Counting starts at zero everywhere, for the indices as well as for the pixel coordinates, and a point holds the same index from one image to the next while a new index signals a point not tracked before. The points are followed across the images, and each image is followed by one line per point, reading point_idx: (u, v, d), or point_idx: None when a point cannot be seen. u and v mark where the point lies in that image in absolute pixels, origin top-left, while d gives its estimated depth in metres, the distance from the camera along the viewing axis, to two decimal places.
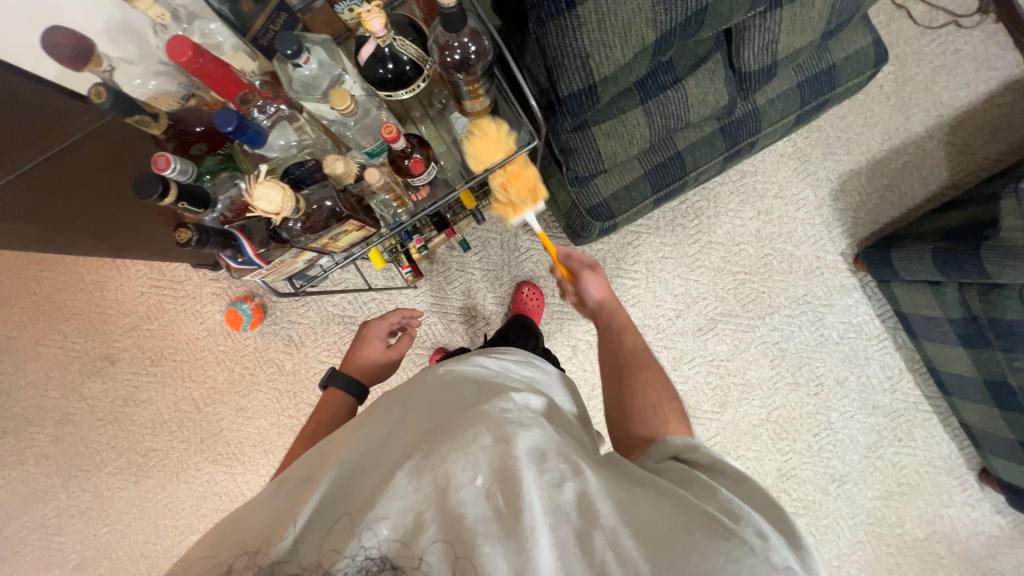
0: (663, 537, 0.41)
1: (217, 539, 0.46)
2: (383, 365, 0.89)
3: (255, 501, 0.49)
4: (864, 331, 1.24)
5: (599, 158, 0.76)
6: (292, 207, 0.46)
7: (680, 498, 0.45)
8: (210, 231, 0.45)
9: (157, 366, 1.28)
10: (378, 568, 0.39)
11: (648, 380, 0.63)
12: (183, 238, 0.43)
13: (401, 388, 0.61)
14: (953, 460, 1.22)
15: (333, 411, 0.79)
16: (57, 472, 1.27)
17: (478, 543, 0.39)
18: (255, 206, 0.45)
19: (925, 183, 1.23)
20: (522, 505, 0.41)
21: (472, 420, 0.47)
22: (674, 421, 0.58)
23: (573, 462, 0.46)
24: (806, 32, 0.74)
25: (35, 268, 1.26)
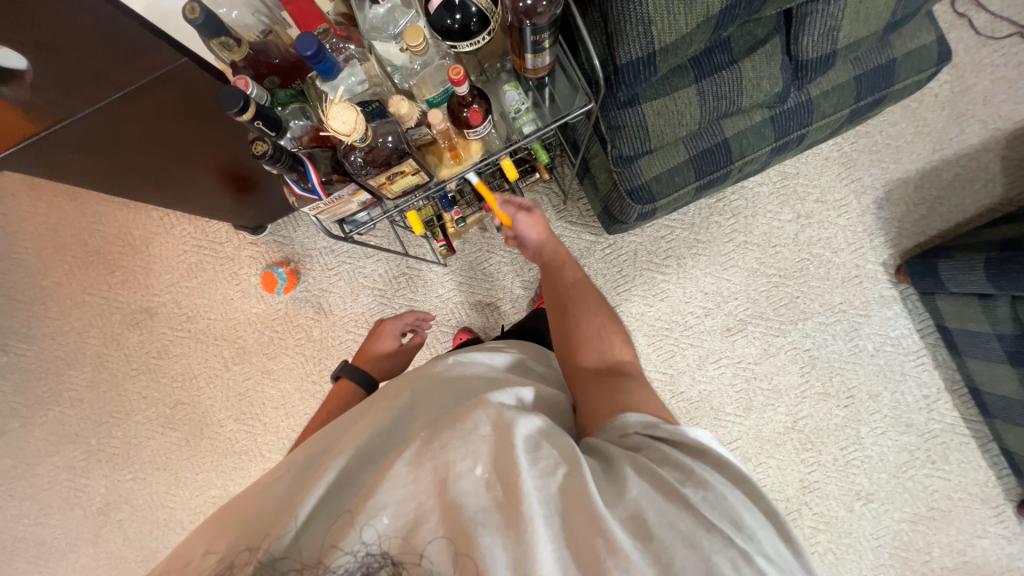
0: (649, 527, 0.40)
1: (219, 524, 0.44)
2: (393, 360, 0.92)
3: (263, 481, 0.48)
4: (901, 345, 1.20)
5: (646, 136, 0.76)
6: (363, 130, 0.47)
7: (657, 481, 0.43)
8: (282, 150, 0.46)
9: (192, 322, 1.32)
10: (379, 564, 0.39)
11: (590, 306, 0.72)
12: (259, 150, 0.44)
13: (403, 377, 0.62)
14: (990, 488, 1.16)
15: (342, 401, 0.79)
16: (90, 417, 1.32)
17: (479, 533, 0.39)
18: (328, 126, 0.47)
19: (978, 197, 1.19)
20: (520, 492, 0.41)
21: (471, 409, 0.48)
22: (618, 342, 0.67)
23: (568, 452, 0.46)
24: (868, 22, 0.73)
25: (90, 220, 1.33)
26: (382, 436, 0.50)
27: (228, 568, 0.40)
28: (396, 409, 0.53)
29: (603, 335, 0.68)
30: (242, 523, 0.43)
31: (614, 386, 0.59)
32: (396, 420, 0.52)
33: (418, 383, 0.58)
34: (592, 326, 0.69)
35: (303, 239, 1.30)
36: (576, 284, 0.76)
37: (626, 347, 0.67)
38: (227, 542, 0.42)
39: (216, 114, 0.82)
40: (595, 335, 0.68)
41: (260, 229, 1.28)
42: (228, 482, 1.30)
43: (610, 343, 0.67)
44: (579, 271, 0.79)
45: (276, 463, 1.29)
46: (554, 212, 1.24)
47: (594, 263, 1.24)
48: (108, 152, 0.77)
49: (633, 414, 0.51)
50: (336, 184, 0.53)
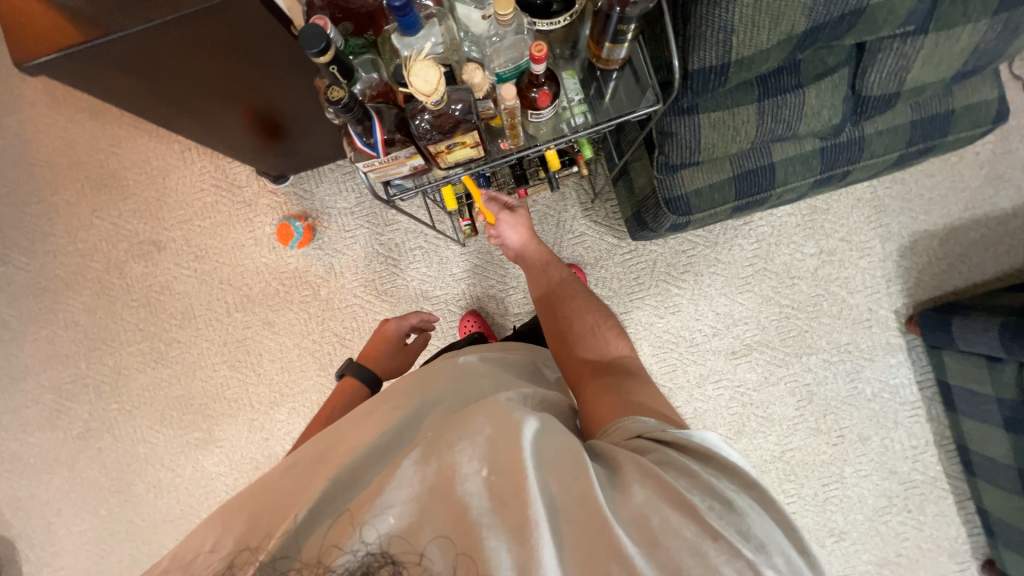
0: (655, 535, 0.40)
1: (226, 515, 0.44)
2: (398, 358, 0.93)
3: (269, 479, 0.48)
4: (899, 394, 1.21)
5: (697, 148, 0.75)
6: (443, 93, 0.45)
7: (665, 488, 0.43)
8: (357, 101, 0.45)
9: (199, 263, 1.30)
10: (378, 563, 0.38)
11: (581, 306, 0.74)
12: (337, 97, 0.43)
13: (412, 378, 0.61)
14: (959, 544, 1.19)
15: (348, 400, 0.81)
16: (82, 340, 1.31)
17: (484, 536, 0.39)
18: (409, 83, 0.45)
19: (999, 261, 1.19)
20: (527, 495, 0.41)
21: (476, 412, 0.48)
22: (611, 335, 0.70)
23: (571, 457, 0.46)
24: (939, 67, 0.72)
25: (110, 143, 1.31)
26: (390, 434, 0.50)
27: (228, 569, 0.40)
28: (404, 408, 0.53)
29: (597, 334, 0.70)
30: (250, 521, 0.43)
31: (617, 385, 0.61)
32: (403, 419, 0.52)
33: (427, 386, 0.58)
34: (588, 323, 0.71)
35: (324, 197, 1.29)
36: (566, 286, 0.79)
37: (620, 340, 0.69)
38: (230, 541, 0.42)
39: (265, 55, 0.79)
40: (587, 335, 0.70)
41: (281, 178, 1.26)
42: (213, 427, 1.29)
43: (604, 338, 0.69)
44: (564, 271, 0.82)
45: (264, 415, 1.28)
46: (581, 208, 1.24)
47: (612, 266, 1.24)
48: (154, 77, 0.76)
49: (637, 418, 0.53)
50: (396, 145, 0.52)
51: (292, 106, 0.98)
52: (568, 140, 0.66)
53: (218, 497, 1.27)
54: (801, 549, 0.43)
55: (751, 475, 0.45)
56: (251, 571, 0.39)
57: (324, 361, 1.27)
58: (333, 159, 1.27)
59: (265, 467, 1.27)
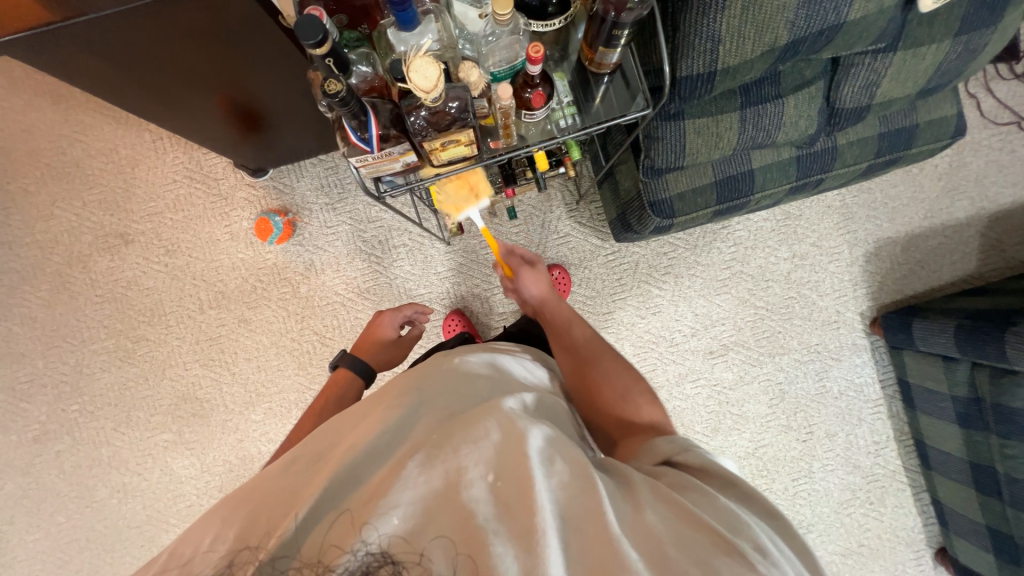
0: (664, 549, 0.41)
1: (223, 510, 0.43)
2: (392, 351, 0.92)
3: (265, 475, 0.46)
4: (863, 392, 1.28)
5: (681, 153, 0.77)
6: (442, 90, 0.45)
7: (679, 509, 0.44)
8: (353, 95, 0.44)
9: (170, 257, 1.25)
10: (377, 563, 0.39)
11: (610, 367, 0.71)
12: (333, 90, 0.42)
13: (411, 373, 0.59)
14: (915, 533, 1.26)
15: (341, 392, 0.80)
16: (40, 338, 1.23)
17: (490, 542, 0.40)
18: (408, 78, 0.45)
19: (953, 268, 1.27)
20: (534, 503, 0.41)
21: (483, 415, 0.47)
22: (645, 405, 0.65)
23: (581, 468, 0.46)
24: (906, 84, 0.77)
25: (73, 130, 1.24)
26: (391, 432, 0.48)
27: (228, 568, 0.39)
28: (404, 404, 0.51)
29: (629, 398, 0.66)
30: (247, 517, 0.42)
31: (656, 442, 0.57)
32: (406, 417, 0.50)
33: (427, 381, 0.56)
34: (618, 387, 0.67)
35: (305, 192, 1.25)
36: (590, 341, 0.76)
37: (653, 407, 0.65)
38: (228, 539, 0.41)
39: (248, 43, 0.77)
40: (617, 398, 0.66)
41: (260, 172, 1.23)
42: (183, 429, 1.24)
43: (637, 405, 0.65)
44: (587, 330, 0.80)
45: (238, 416, 1.24)
46: (566, 209, 1.25)
47: (596, 267, 1.25)
48: (127, 61, 0.72)
49: (665, 439, 0.55)
50: (391, 140, 0.51)
51: (273, 97, 0.95)
52: (557, 141, 0.67)
53: (188, 501, 1.22)
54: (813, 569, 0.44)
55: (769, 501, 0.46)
56: (251, 571, 0.39)
57: (303, 359, 1.24)
58: (315, 154, 1.24)
59: (239, 469, 1.23)
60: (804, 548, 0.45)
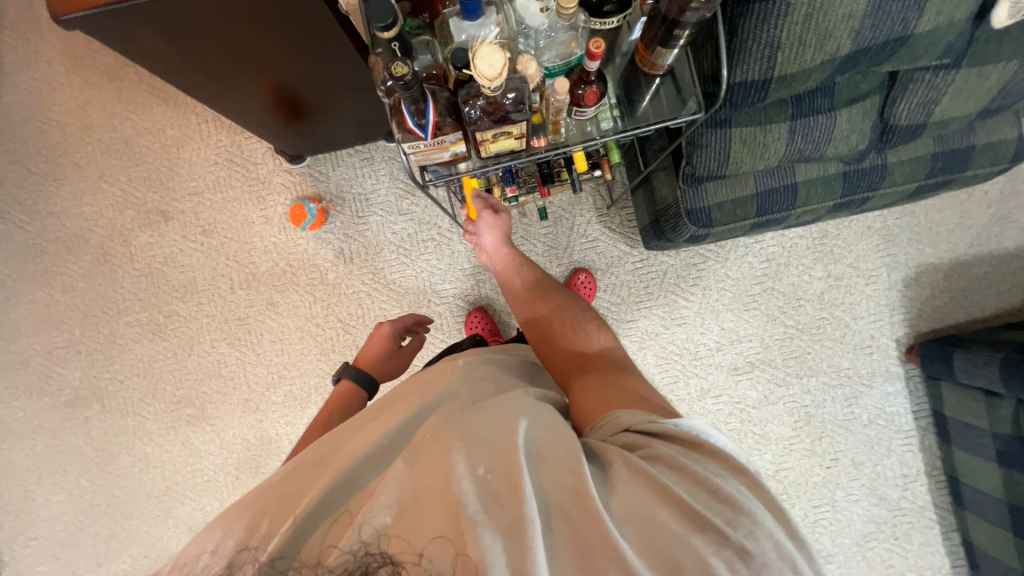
0: (647, 531, 0.40)
1: (229, 515, 0.44)
2: (394, 360, 0.92)
3: (272, 479, 0.47)
4: (894, 422, 1.23)
5: (725, 162, 0.76)
6: (504, 78, 0.46)
7: (652, 482, 0.43)
8: (417, 79, 0.45)
9: (206, 237, 1.28)
10: (377, 564, 0.37)
11: (560, 306, 0.73)
12: (400, 72, 0.43)
13: (415, 381, 0.60)
14: (942, 574, 1.20)
15: (346, 403, 0.81)
16: (78, 306, 1.28)
17: (478, 534, 0.38)
18: (472, 65, 0.45)
19: (999, 299, 1.22)
20: (523, 492, 0.40)
21: (476, 415, 0.48)
22: (592, 329, 0.69)
23: (566, 450, 0.45)
24: (967, 103, 0.74)
25: (125, 109, 1.29)
26: (394, 435, 0.49)
27: (229, 570, 0.40)
28: (407, 409, 0.52)
29: (580, 330, 0.69)
30: (250, 521, 0.43)
31: (610, 376, 0.60)
32: (406, 420, 0.50)
33: (428, 385, 0.56)
34: (571, 321, 0.71)
35: (339, 181, 1.28)
36: (543, 290, 0.77)
37: (601, 332, 0.69)
38: (233, 543, 0.42)
39: (300, 33, 0.79)
40: (567, 332, 0.69)
41: (298, 159, 1.25)
42: (207, 404, 1.27)
43: (587, 333, 0.69)
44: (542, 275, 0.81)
45: (259, 396, 1.26)
46: (596, 214, 1.24)
47: (622, 274, 1.24)
48: (186, 41, 0.75)
49: (624, 411, 0.52)
50: (446, 128, 0.52)
51: (317, 85, 0.97)
52: (597, 142, 0.67)
53: (206, 476, 1.25)
54: (794, 533, 0.42)
55: (733, 460, 0.45)
56: (251, 573, 0.39)
57: (326, 346, 1.26)
58: (352, 145, 1.26)
59: (257, 449, 1.25)
60: (778, 507, 0.43)
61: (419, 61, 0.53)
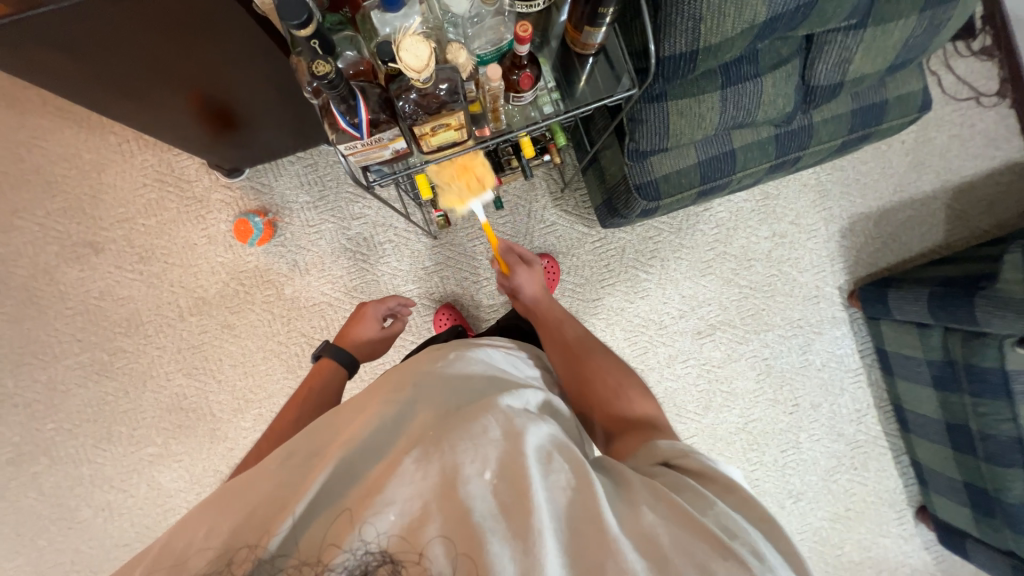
0: (663, 551, 0.40)
1: (215, 510, 0.42)
2: (375, 346, 0.90)
3: (259, 469, 0.45)
4: (844, 362, 1.32)
5: (665, 134, 0.78)
6: (434, 69, 0.45)
7: (675, 509, 0.43)
8: (342, 77, 0.44)
9: (145, 264, 1.20)
10: (377, 562, 0.38)
11: (602, 364, 0.70)
12: (321, 71, 0.41)
13: (406, 365, 0.57)
14: (897, 494, 1.31)
15: (323, 380, 0.78)
16: (7, 356, 1.17)
17: (487, 540, 0.38)
18: (398, 58, 0.45)
19: (922, 239, 1.33)
20: (532, 502, 0.40)
21: (481, 412, 0.46)
22: (638, 399, 0.65)
23: (577, 466, 0.46)
24: (875, 60, 0.79)
25: (29, 134, 1.17)
26: (387, 429, 0.47)
27: (226, 567, 0.39)
28: (401, 399, 0.50)
29: (621, 393, 0.66)
30: (241, 517, 0.41)
31: (646, 437, 0.57)
32: (401, 413, 0.49)
33: (422, 373, 0.54)
34: (612, 379, 0.68)
35: (284, 191, 1.22)
36: (582, 341, 0.75)
37: (645, 401, 0.65)
38: (223, 536, 0.40)
39: (220, 37, 0.74)
40: (609, 388, 0.67)
41: (235, 172, 1.19)
42: (170, 440, 1.20)
43: (628, 398, 0.65)
44: (580, 329, 0.79)
45: (226, 424, 1.20)
46: (551, 198, 1.25)
47: (583, 254, 1.26)
48: (88, 52, 0.68)
49: (665, 440, 0.53)
50: (381, 125, 0.51)
51: (247, 92, 0.92)
52: (540, 126, 0.67)
53: (179, 514, 1.19)
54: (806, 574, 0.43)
55: (763, 505, 0.45)
56: (249, 571, 0.38)
57: (292, 363, 1.21)
58: (293, 151, 1.21)
59: None
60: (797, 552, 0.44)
61: (345, 57, 0.51)
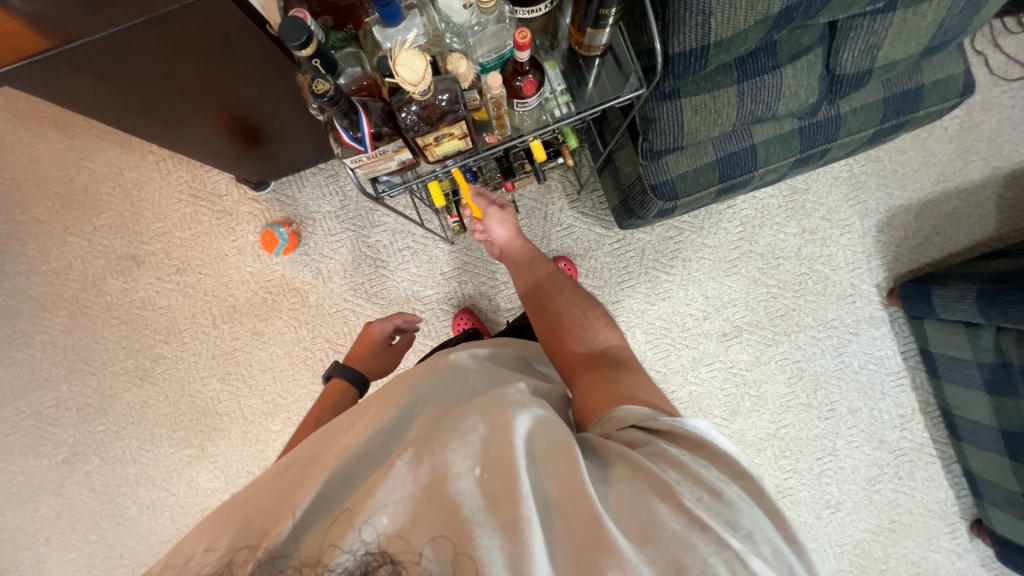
0: (645, 526, 0.39)
1: (219, 518, 0.43)
2: (384, 359, 0.92)
3: (263, 477, 0.47)
4: (884, 365, 1.25)
5: (680, 132, 0.76)
6: (430, 80, 0.46)
7: (651, 479, 0.42)
8: (343, 94, 0.45)
9: (182, 275, 1.27)
10: (377, 562, 0.38)
11: (568, 300, 0.72)
12: (321, 89, 0.43)
13: (407, 374, 0.59)
14: (948, 506, 1.22)
15: (336, 399, 0.80)
16: (62, 362, 1.26)
17: (475, 534, 0.38)
18: (396, 73, 0.45)
19: (970, 232, 1.24)
20: (520, 493, 0.40)
21: (471, 410, 0.47)
22: (601, 328, 0.68)
23: (559, 446, 0.45)
24: (907, 44, 0.75)
25: (79, 157, 1.26)
26: (385, 432, 0.48)
27: (227, 567, 0.39)
28: (398, 404, 0.51)
29: (587, 325, 0.68)
30: (242, 522, 0.42)
31: (610, 376, 0.59)
32: (399, 416, 0.50)
33: (420, 380, 0.56)
34: (577, 316, 0.69)
35: (308, 202, 1.27)
36: (551, 283, 0.76)
37: (609, 331, 0.68)
38: (223, 545, 0.40)
39: (242, 59, 0.77)
40: (573, 326, 0.69)
41: (262, 185, 1.24)
42: (206, 443, 1.26)
43: (594, 330, 0.68)
44: (550, 266, 0.80)
45: (257, 427, 1.26)
46: (567, 200, 1.24)
47: (601, 256, 1.24)
48: (121, 78, 0.72)
49: (626, 406, 0.51)
50: (384, 138, 0.53)
51: (272, 109, 0.96)
52: (552, 129, 0.67)
53: None
54: (789, 538, 0.42)
55: (739, 463, 0.44)
56: (250, 572, 0.39)
57: (317, 368, 1.25)
58: (314, 163, 1.25)
59: None
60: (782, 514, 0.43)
61: (348, 74, 0.53)
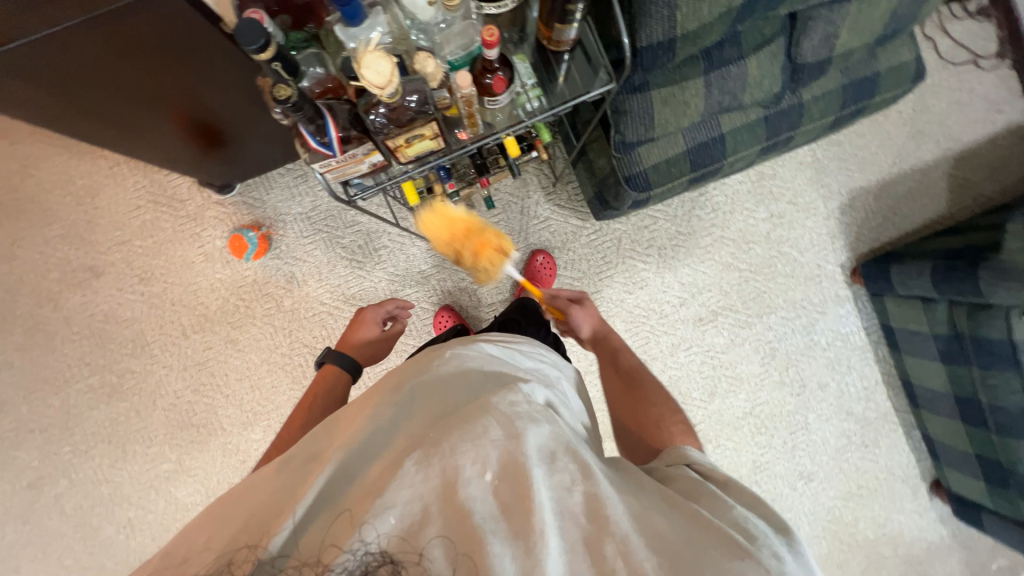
0: (674, 551, 0.41)
1: (215, 517, 0.42)
2: (376, 348, 0.90)
3: (261, 475, 0.46)
4: (850, 340, 1.31)
5: (652, 123, 0.78)
6: (397, 84, 0.45)
7: (693, 517, 0.45)
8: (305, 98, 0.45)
9: (145, 285, 1.21)
10: (377, 562, 0.38)
11: (653, 396, 0.68)
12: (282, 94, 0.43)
13: (404, 367, 0.57)
14: (910, 469, 1.30)
15: (329, 385, 0.79)
16: (19, 383, 1.20)
17: (487, 540, 0.38)
18: (360, 75, 0.45)
19: (924, 211, 1.30)
20: (534, 502, 0.40)
21: (481, 411, 0.46)
22: (679, 434, 0.60)
23: (584, 463, 0.46)
24: (861, 34, 0.78)
25: (22, 164, 1.18)
26: (384, 429, 0.48)
27: (227, 567, 0.38)
28: (397, 402, 0.51)
29: (663, 426, 0.63)
30: (239, 521, 0.41)
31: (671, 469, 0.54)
32: (397, 413, 0.50)
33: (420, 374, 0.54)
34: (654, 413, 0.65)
35: (277, 203, 1.23)
36: (639, 374, 0.72)
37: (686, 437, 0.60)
38: (221, 544, 0.40)
39: (198, 57, 0.73)
40: (651, 423, 0.64)
41: (227, 188, 1.20)
42: (183, 456, 1.22)
43: (670, 433, 0.61)
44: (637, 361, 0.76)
45: (236, 437, 1.22)
46: (543, 193, 1.24)
47: (579, 248, 1.25)
48: (61, 83, 0.68)
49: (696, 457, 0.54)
50: (352, 142, 0.51)
51: (236, 108, 0.91)
52: (524, 126, 0.67)
53: None
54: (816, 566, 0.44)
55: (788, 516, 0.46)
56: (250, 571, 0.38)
57: (296, 374, 1.22)
58: (281, 163, 1.20)
59: None
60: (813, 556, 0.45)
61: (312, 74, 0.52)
